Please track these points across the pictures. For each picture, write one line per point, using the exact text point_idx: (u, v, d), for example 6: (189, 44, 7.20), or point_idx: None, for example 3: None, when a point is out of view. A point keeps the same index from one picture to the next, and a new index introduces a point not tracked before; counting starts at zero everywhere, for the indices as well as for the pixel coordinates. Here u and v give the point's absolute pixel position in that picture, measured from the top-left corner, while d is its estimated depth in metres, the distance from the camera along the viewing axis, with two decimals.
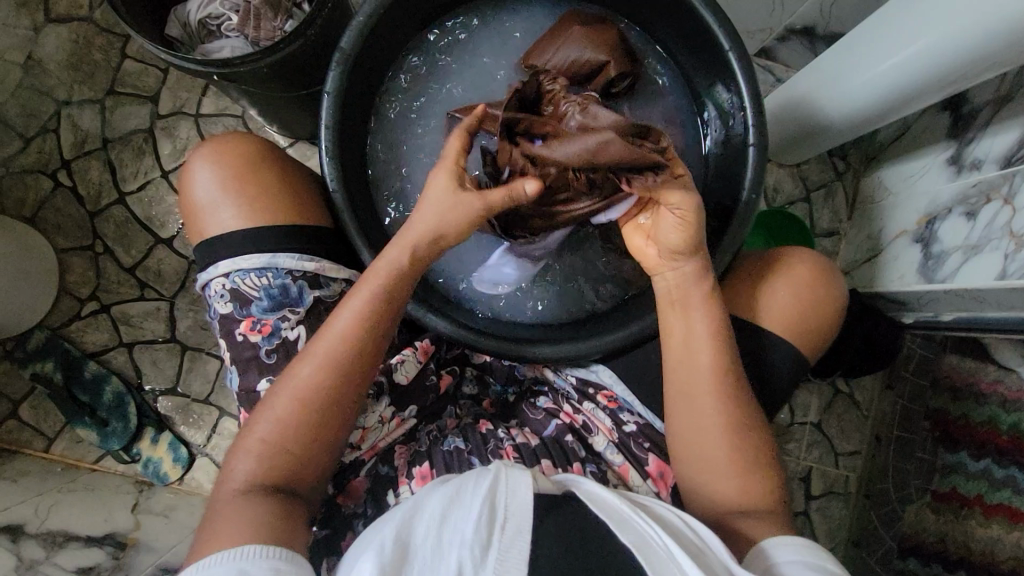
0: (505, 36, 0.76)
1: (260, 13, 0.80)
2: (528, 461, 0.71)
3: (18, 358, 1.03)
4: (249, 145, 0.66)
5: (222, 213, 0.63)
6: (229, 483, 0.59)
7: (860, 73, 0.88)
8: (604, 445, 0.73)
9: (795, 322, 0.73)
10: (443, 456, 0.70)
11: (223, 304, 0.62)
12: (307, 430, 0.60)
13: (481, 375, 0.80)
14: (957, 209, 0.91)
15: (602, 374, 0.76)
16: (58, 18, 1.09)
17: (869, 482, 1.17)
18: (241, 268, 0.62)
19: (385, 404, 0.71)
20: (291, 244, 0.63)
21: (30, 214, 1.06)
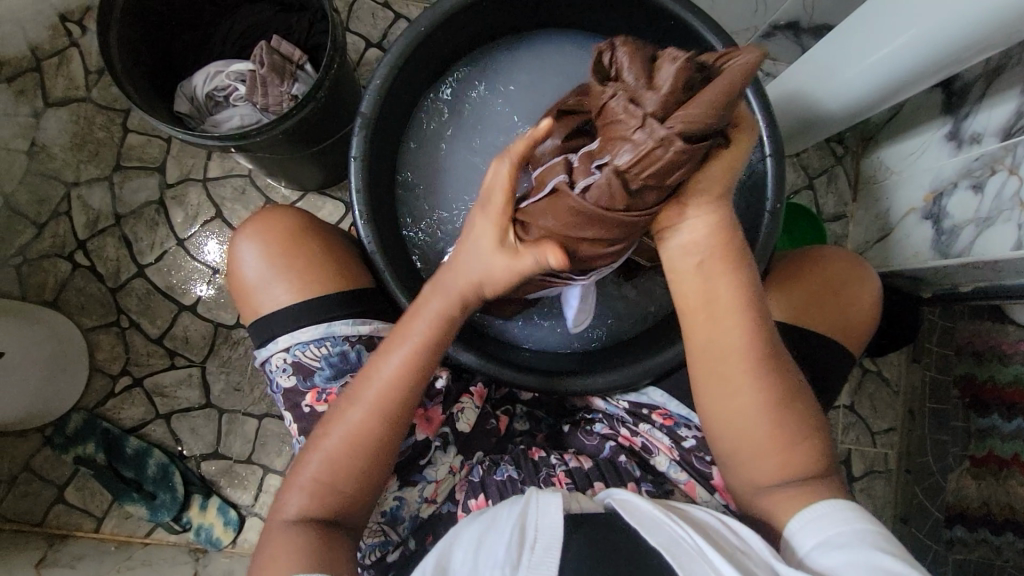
0: (514, 78, 0.79)
1: (266, 80, 0.82)
2: (580, 485, 0.72)
3: (58, 443, 1.03)
4: (291, 219, 0.67)
5: (274, 289, 0.64)
6: (282, 515, 0.60)
7: (855, 65, 0.90)
8: (667, 464, 0.74)
9: (837, 324, 0.75)
10: (497, 485, 0.71)
11: (286, 377, 0.64)
12: (356, 470, 0.61)
13: (531, 411, 0.82)
14: (963, 183, 0.94)
15: (653, 395, 0.77)
16: (57, 102, 1.10)
17: (908, 457, 1.18)
18: (299, 340, 0.63)
19: (452, 453, 0.72)
20: (343, 310, 0.64)
21: (52, 297, 1.07)
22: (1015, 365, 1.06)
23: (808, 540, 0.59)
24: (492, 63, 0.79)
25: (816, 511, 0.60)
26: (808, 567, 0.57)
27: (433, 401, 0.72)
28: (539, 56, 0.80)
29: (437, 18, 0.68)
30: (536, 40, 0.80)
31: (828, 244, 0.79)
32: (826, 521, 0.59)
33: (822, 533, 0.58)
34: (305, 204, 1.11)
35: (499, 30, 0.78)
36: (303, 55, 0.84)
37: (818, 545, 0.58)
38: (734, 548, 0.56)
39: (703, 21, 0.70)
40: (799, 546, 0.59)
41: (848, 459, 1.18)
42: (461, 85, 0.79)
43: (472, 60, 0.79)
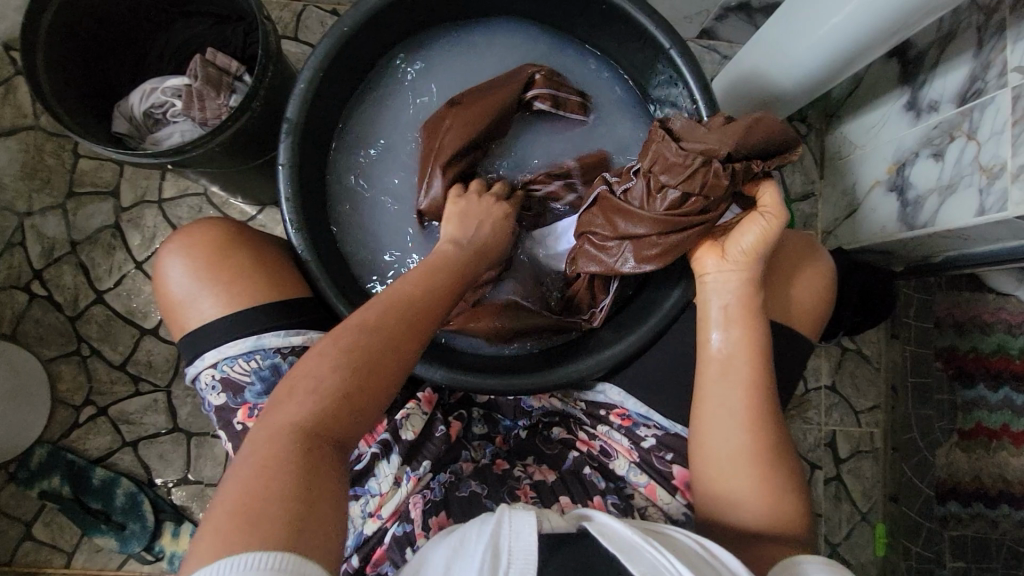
0: (439, 74, 0.79)
1: (203, 94, 0.80)
2: (547, 500, 0.70)
3: (23, 478, 1.01)
4: (217, 232, 0.65)
5: (202, 304, 0.62)
6: (260, 444, 0.49)
7: (803, 41, 0.89)
8: (626, 467, 0.73)
9: (795, 307, 0.73)
10: (459, 503, 0.68)
11: (216, 394, 0.62)
12: (358, 392, 0.53)
13: (487, 414, 0.80)
14: (924, 152, 0.92)
15: (609, 393, 0.75)
16: (5, 131, 1.08)
17: (894, 434, 1.14)
18: (228, 356, 0.61)
19: (395, 463, 0.69)
20: (276, 321, 0.62)
21: (10, 330, 1.05)
22: (997, 334, 1.05)
23: (815, 574, 0.54)
24: (420, 61, 0.78)
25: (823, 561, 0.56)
26: None
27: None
28: (475, 53, 0.80)
29: (362, 17, 0.67)
30: (474, 37, 0.80)
31: (789, 227, 0.78)
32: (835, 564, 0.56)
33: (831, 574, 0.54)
34: (264, 218, 1.09)
35: (426, 28, 0.77)
36: (240, 66, 0.83)
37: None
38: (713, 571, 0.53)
39: (636, 5, 0.69)
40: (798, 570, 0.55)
41: (833, 440, 1.14)
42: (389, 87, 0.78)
43: (406, 62, 0.78)
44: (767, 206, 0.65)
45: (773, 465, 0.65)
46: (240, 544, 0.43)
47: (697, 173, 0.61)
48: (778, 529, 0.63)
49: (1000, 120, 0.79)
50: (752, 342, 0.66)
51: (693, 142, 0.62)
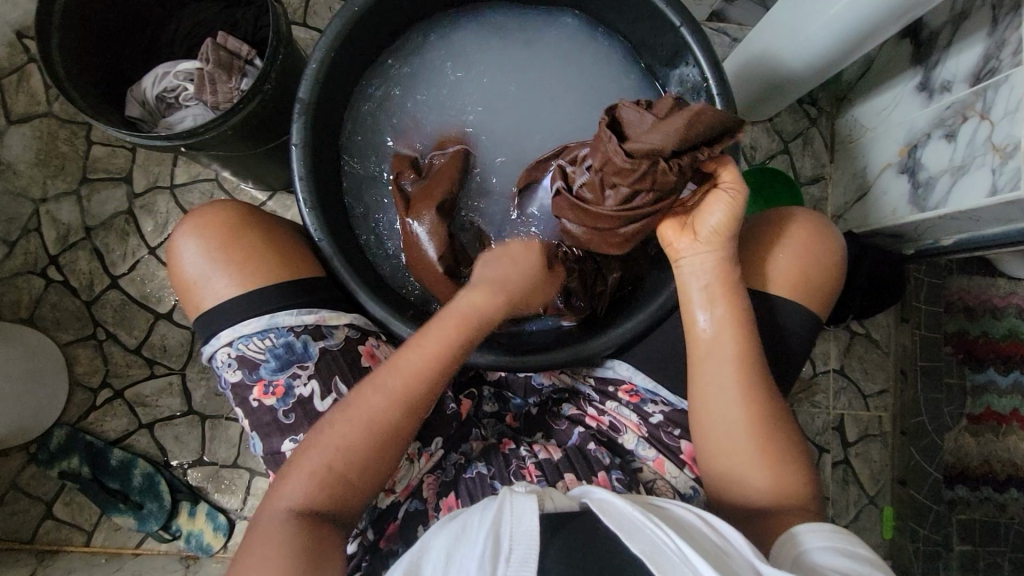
0: (453, 54, 0.78)
1: (214, 78, 0.81)
2: (551, 478, 0.71)
3: (43, 459, 1.03)
4: (230, 214, 0.65)
5: (216, 283, 0.63)
6: (273, 509, 0.57)
7: (813, 22, 0.88)
8: (635, 442, 0.74)
9: (801, 282, 0.71)
10: (467, 484, 0.71)
11: (232, 372, 0.63)
12: (364, 469, 0.59)
13: (498, 392, 0.81)
14: (936, 133, 0.91)
15: (619, 369, 0.75)
16: (20, 118, 1.10)
17: (903, 418, 1.13)
18: (243, 334, 0.62)
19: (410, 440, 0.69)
20: (290, 300, 0.63)
21: (27, 314, 1.07)
22: (1008, 319, 1.07)
23: (814, 542, 0.56)
24: (426, 42, 0.78)
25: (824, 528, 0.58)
26: (805, 561, 0.55)
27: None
28: (482, 31, 0.79)
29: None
30: (482, 16, 0.79)
31: (803, 207, 0.77)
32: (845, 533, 0.57)
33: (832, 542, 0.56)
34: (274, 203, 1.10)
35: (436, 10, 0.78)
36: (251, 50, 0.83)
37: (827, 549, 0.55)
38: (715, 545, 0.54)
39: None
40: (803, 541, 0.57)
41: (841, 424, 1.14)
42: (402, 68, 0.78)
43: (413, 41, 0.78)
44: (726, 182, 0.67)
45: (776, 435, 0.66)
46: None
47: (648, 173, 0.61)
48: (791, 497, 0.64)
49: (1014, 100, 0.78)
50: (738, 317, 0.67)
51: (642, 141, 0.61)
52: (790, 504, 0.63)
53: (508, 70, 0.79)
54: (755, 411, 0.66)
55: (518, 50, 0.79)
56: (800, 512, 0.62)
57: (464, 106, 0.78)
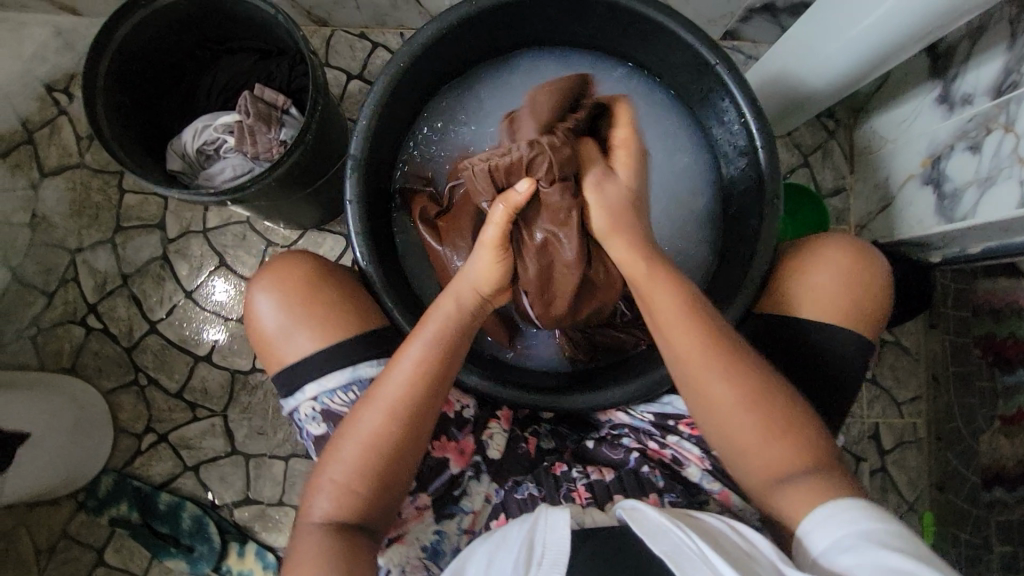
0: (493, 97, 0.81)
1: (254, 129, 0.82)
2: (601, 499, 0.71)
3: (93, 506, 1.05)
4: (307, 269, 0.67)
5: (298, 338, 0.65)
6: (306, 523, 0.61)
7: (833, 42, 0.89)
8: (699, 475, 0.73)
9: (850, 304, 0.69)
10: (517, 503, 0.71)
11: (316, 424, 0.65)
12: (380, 483, 0.62)
13: (555, 428, 0.81)
14: (960, 145, 0.93)
15: (677, 404, 0.76)
16: (53, 171, 1.12)
17: (938, 424, 1.14)
18: (327, 388, 0.64)
19: (487, 481, 0.73)
20: (367, 352, 0.65)
21: (69, 363, 1.08)
22: None
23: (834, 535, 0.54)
24: (470, 84, 0.81)
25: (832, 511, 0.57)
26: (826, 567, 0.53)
27: (462, 431, 0.73)
28: (524, 73, 0.81)
29: (417, 51, 0.69)
30: (527, 57, 0.81)
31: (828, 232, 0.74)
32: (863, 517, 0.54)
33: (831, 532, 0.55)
34: (306, 242, 1.11)
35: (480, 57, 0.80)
36: (287, 100, 0.84)
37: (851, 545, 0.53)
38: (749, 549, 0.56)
39: (679, 21, 0.70)
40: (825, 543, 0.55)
41: (876, 432, 1.15)
42: (445, 109, 0.81)
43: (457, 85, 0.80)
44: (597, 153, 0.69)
45: (778, 410, 0.63)
46: None
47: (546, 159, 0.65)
48: (799, 464, 0.61)
49: None
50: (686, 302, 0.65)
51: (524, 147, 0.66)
52: (800, 470, 0.61)
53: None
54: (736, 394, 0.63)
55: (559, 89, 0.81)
56: (812, 481, 0.60)
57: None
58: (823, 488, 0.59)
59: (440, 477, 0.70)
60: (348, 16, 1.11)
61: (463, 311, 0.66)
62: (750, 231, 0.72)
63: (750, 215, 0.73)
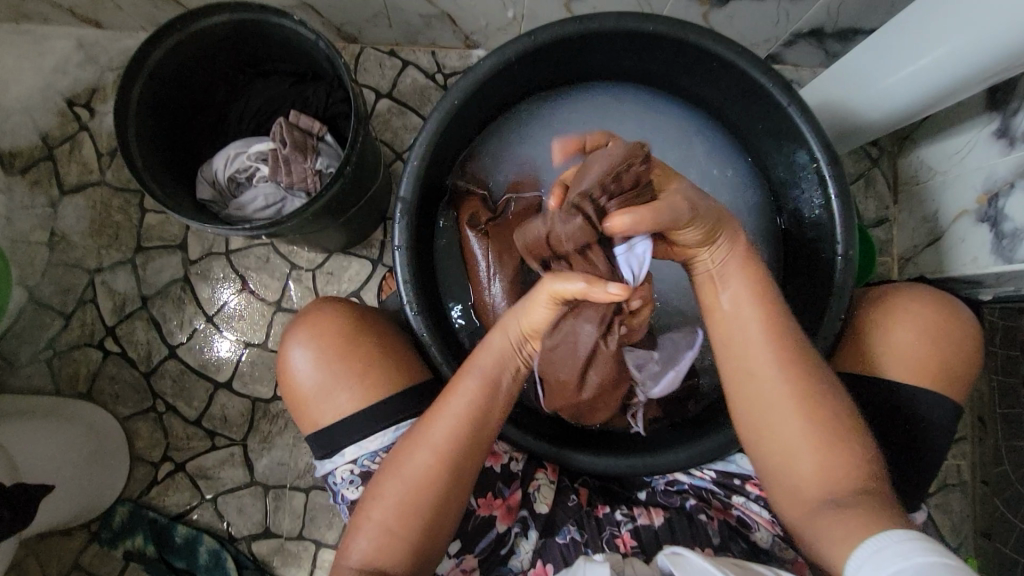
0: (559, 117, 0.83)
1: (290, 158, 0.80)
2: (649, 547, 0.68)
3: (106, 538, 1.01)
4: (342, 322, 0.64)
5: (337, 398, 0.62)
6: (343, 566, 0.57)
7: (891, 76, 0.85)
8: (769, 540, 0.69)
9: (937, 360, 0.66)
10: (558, 547, 0.68)
11: (352, 488, 0.63)
12: (423, 527, 0.57)
13: (604, 485, 0.76)
14: (1021, 183, 0.88)
15: (743, 463, 0.72)
16: (72, 188, 1.08)
17: (984, 467, 1.09)
18: (367, 450, 0.62)
19: (533, 538, 0.69)
20: (412, 408, 0.63)
21: (85, 388, 1.05)
22: None
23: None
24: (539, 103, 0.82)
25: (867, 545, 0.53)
26: None
27: (509, 487, 0.69)
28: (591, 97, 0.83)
29: (469, 90, 0.69)
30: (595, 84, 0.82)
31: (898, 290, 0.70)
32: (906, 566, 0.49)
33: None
34: (331, 265, 1.07)
35: (541, 86, 0.80)
36: (322, 126, 0.82)
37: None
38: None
39: (749, 60, 0.68)
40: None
41: None
42: (511, 126, 0.82)
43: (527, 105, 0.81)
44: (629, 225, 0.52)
45: (830, 420, 0.60)
46: None
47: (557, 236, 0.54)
48: (838, 487, 0.59)
49: None
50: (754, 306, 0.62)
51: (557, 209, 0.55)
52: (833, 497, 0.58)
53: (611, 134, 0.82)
54: (794, 398, 0.60)
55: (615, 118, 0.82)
56: (849, 512, 0.56)
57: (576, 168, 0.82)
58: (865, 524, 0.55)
59: (487, 535, 0.67)
60: (379, 33, 1.07)
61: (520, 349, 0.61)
62: (821, 282, 0.71)
63: (818, 266, 0.72)
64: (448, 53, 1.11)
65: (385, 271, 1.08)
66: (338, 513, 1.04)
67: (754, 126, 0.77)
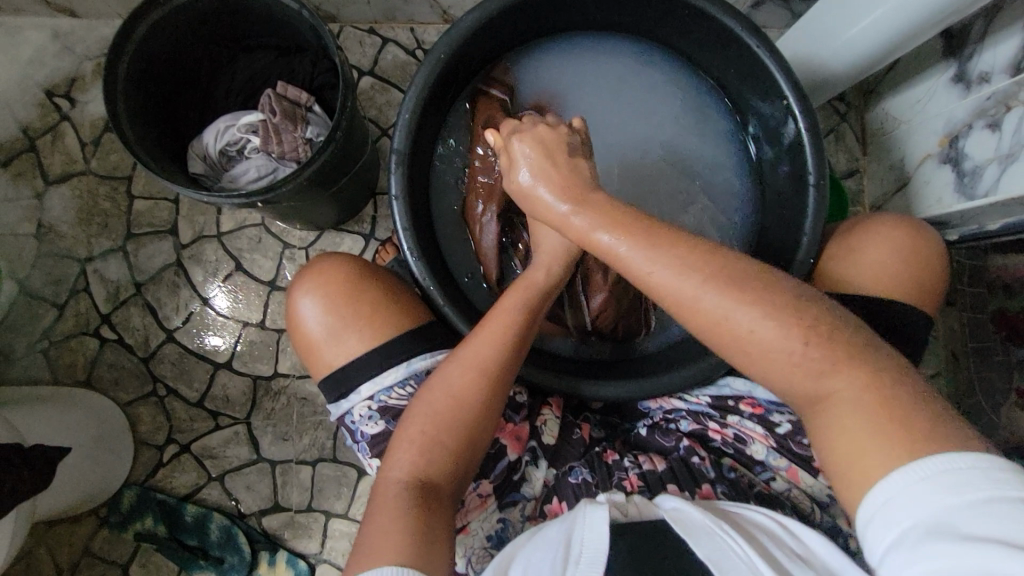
0: (572, 54, 0.86)
1: (280, 128, 0.82)
2: (655, 488, 0.70)
3: (116, 522, 1.02)
4: (350, 268, 0.69)
5: (349, 339, 0.66)
6: (385, 483, 0.58)
7: (849, 27, 0.90)
8: (765, 452, 0.73)
9: (919, 254, 0.71)
10: (570, 487, 0.71)
11: (373, 423, 0.65)
12: (464, 441, 0.60)
13: (604, 419, 0.81)
14: (979, 123, 0.94)
15: (735, 385, 0.76)
16: (58, 179, 1.08)
17: (959, 400, 1.14)
18: (383, 386, 0.65)
19: (544, 467, 0.73)
20: (421, 348, 0.66)
21: (84, 377, 1.05)
22: None
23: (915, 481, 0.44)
24: (553, 43, 0.85)
25: (981, 468, 0.43)
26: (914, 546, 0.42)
27: (519, 414, 0.74)
28: (601, 36, 0.86)
29: (456, 43, 0.72)
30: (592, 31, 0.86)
31: (877, 258, 0.71)
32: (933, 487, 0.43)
33: (939, 497, 0.43)
34: (324, 242, 1.09)
35: (540, 32, 0.83)
36: (310, 97, 0.84)
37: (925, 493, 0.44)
38: (790, 548, 0.56)
39: (721, 8, 0.72)
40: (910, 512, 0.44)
41: None
42: (527, 62, 0.85)
43: (538, 44, 0.85)
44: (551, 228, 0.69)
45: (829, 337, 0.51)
46: (389, 553, 0.50)
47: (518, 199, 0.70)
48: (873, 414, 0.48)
49: None
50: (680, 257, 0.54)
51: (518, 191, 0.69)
52: (854, 397, 0.50)
53: (621, 75, 0.86)
54: (779, 332, 0.51)
55: (614, 58, 0.86)
56: (869, 394, 0.49)
57: (595, 99, 0.86)
58: (878, 397, 0.49)
59: (498, 464, 0.70)
60: (358, 11, 1.09)
61: (545, 288, 0.68)
62: (798, 215, 0.75)
63: (798, 198, 0.76)
64: (427, 29, 1.13)
65: (379, 244, 1.10)
66: (345, 484, 1.05)
67: (729, 75, 0.81)
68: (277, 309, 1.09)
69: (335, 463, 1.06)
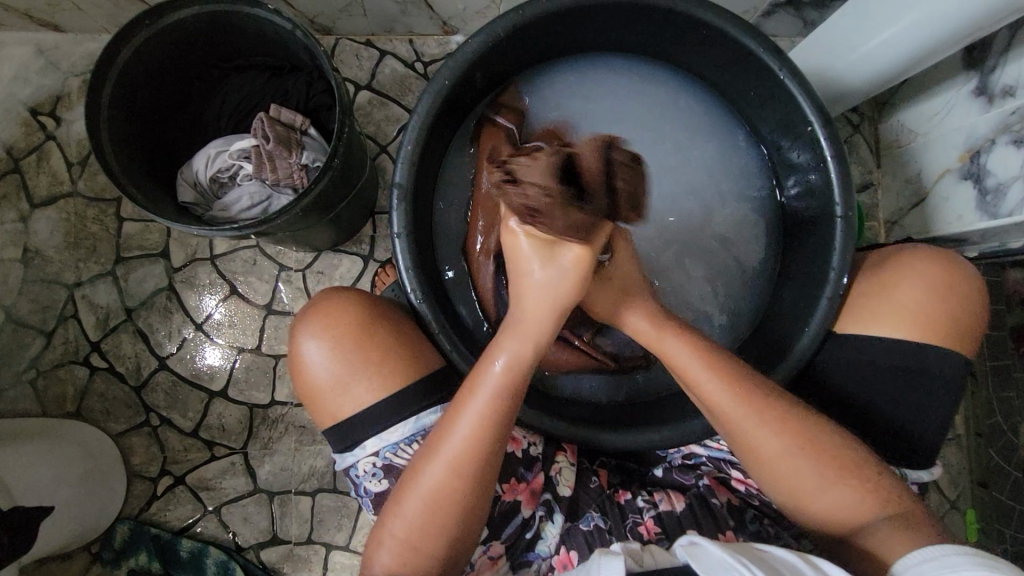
0: (583, 78, 0.82)
1: (274, 154, 0.77)
2: (673, 533, 0.68)
3: (109, 558, 0.99)
4: (354, 312, 0.65)
5: (354, 388, 0.63)
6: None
7: (867, 41, 0.86)
8: None
9: (950, 285, 0.68)
10: (584, 536, 0.68)
11: (376, 481, 0.63)
12: (444, 538, 0.58)
13: (621, 463, 0.78)
14: (1003, 138, 0.90)
15: None
16: (42, 201, 1.04)
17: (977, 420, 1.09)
18: (388, 442, 0.63)
19: (558, 521, 0.68)
20: (429, 399, 0.63)
21: (74, 407, 1.02)
22: None
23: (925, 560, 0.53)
24: (562, 66, 0.81)
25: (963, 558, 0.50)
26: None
27: (531, 470, 0.69)
28: (612, 59, 0.82)
29: (460, 68, 0.68)
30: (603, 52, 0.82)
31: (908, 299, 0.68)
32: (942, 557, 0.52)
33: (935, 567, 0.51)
34: (321, 264, 1.05)
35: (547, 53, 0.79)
36: (305, 119, 0.80)
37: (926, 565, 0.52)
38: None
39: (739, 27, 0.68)
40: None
41: None
42: (536, 87, 0.81)
43: (546, 67, 0.81)
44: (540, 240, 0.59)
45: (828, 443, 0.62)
46: None
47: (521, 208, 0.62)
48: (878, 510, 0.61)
49: None
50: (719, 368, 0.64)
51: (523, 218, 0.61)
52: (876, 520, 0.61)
53: (635, 99, 0.83)
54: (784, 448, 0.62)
55: (626, 80, 0.82)
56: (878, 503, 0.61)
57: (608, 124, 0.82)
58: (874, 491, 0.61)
59: (512, 523, 0.67)
60: (354, 24, 1.04)
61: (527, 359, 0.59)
62: (822, 245, 0.71)
63: (821, 226, 0.72)
64: (426, 41, 1.08)
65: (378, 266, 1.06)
66: (346, 515, 1.02)
67: (746, 96, 0.78)
68: (274, 335, 1.05)
69: (335, 493, 1.02)
